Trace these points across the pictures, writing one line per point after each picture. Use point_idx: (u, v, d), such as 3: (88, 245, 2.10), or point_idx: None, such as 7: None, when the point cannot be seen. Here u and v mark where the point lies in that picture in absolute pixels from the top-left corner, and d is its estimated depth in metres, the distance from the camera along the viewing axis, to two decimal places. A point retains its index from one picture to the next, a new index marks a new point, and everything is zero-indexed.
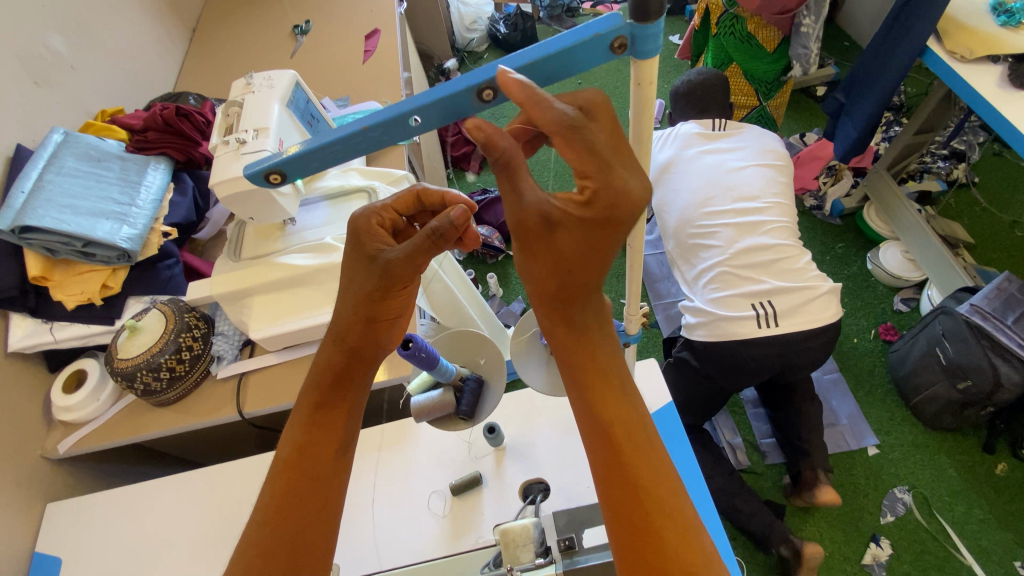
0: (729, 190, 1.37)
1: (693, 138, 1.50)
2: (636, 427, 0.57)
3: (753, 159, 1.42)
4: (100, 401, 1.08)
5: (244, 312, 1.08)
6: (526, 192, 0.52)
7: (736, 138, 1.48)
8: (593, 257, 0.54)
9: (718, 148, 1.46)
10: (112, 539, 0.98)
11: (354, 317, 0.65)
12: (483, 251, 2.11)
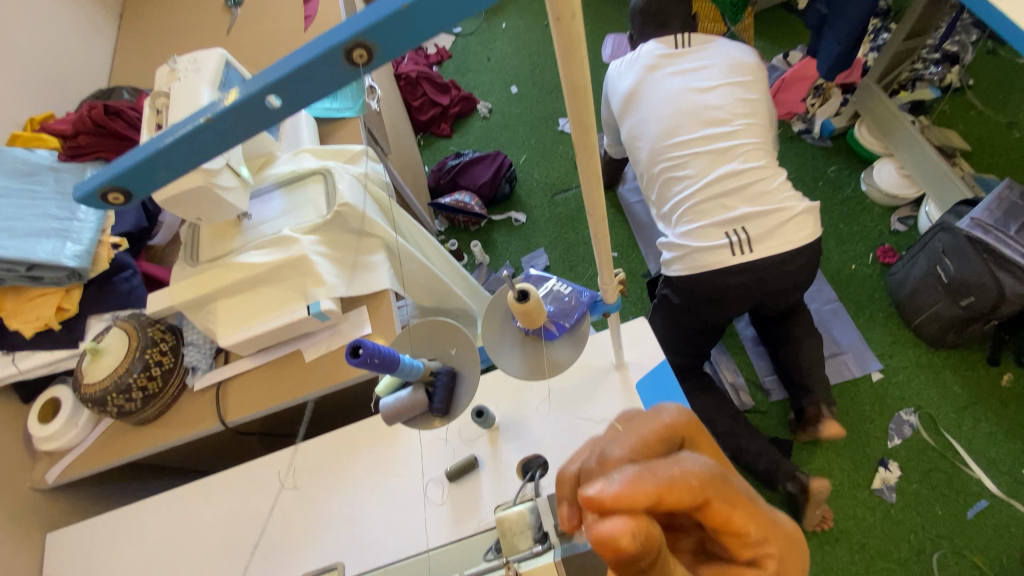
0: (698, 117, 1.28)
1: (656, 62, 1.37)
2: None
3: (722, 79, 1.32)
4: (79, 426, 1.04)
5: (211, 318, 1.03)
6: None
7: (702, 54, 1.36)
8: None
9: (684, 70, 1.34)
10: (115, 564, 0.97)
11: None
12: (463, 219, 2.03)
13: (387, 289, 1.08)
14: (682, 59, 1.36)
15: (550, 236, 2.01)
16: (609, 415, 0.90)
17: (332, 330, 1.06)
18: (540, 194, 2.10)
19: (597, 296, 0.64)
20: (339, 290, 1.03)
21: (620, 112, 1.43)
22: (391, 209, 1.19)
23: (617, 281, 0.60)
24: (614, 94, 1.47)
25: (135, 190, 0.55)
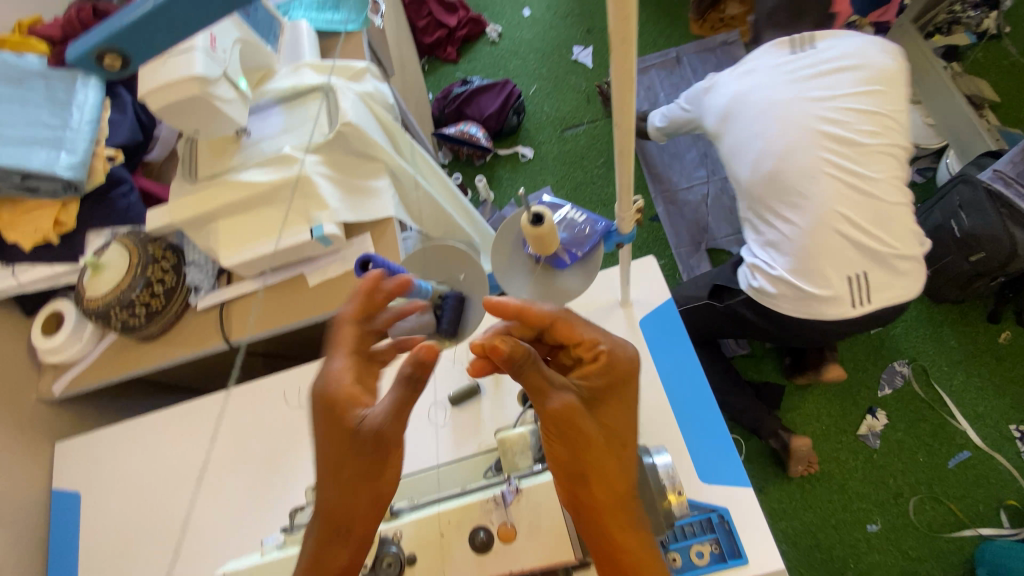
0: (819, 121, 1.09)
1: (763, 69, 1.21)
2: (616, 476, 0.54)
3: (847, 74, 1.13)
4: (84, 340, 1.05)
5: (212, 238, 1.01)
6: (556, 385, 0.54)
7: (831, 50, 1.14)
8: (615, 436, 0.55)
9: (804, 74, 1.15)
10: (125, 470, 1.01)
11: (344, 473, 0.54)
12: (469, 152, 1.97)
13: (391, 217, 1.05)
14: (801, 62, 1.17)
15: (558, 173, 1.94)
16: None
17: (336, 256, 1.04)
18: (549, 129, 2.02)
19: (611, 226, 0.61)
20: (342, 215, 1.01)
21: (715, 130, 1.31)
22: (396, 134, 1.14)
23: (635, 211, 0.57)
24: (706, 107, 1.35)
25: (132, 56, 0.53)
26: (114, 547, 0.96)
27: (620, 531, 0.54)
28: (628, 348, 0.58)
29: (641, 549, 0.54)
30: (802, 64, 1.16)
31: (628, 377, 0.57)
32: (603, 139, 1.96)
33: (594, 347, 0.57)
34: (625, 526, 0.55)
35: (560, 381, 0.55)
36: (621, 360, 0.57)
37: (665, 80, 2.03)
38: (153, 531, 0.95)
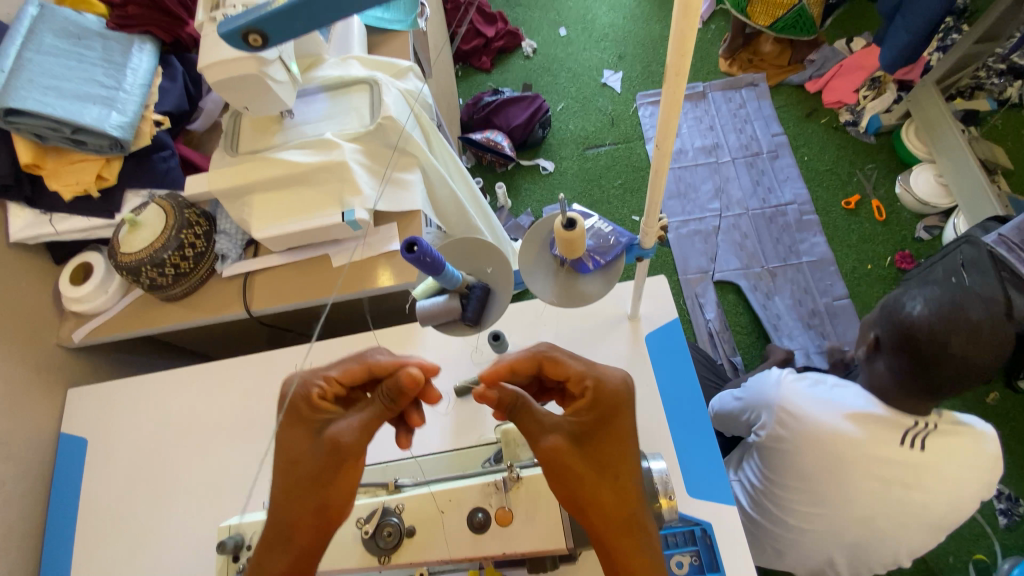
0: (883, 486, 0.96)
1: (866, 428, 0.97)
2: (621, 497, 0.58)
3: (961, 486, 0.96)
4: (109, 294, 1.09)
5: (246, 210, 1.05)
6: (545, 419, 0.61)
7: (947, 451, 0.96)
8: (615, 459, 0.59)
9: (915, 464, 0.95)
10: (132, 425, 1.04)
11: (303, 505, 0.60)
12: (491, 159, 2.02)
13: (418, 211, 1.10)
14: (914, 450, 0.95)
15: (576, 190, 1.99)
16: (615, 360, 0.94)
17: (362, 241, 1.08)
18: (571, 147, 2.07)
19: (634, 239, 0.65)
20: (373, 203, 1.05)
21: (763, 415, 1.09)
22: (431, 132, 1.19)
23: (659, 228, 0.61)
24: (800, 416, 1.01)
25: None
26: (114, 496, 0.98)
27: (631, 557, 0.56)
28: (617, 379, 0.64)
29: (650, 574, 0.55)
30: (914, 461, 0.95)
31: (618, 407, 0.61)
32: (622, 162, 2.01)
33: (582, 382, 0.63)
34: (632, 553, 0.56)
35: (553, 417, 0.62)
36: (608, 391, 0.62)
37: (688, 112, 2.08)
38: (153, 485, 0.98)
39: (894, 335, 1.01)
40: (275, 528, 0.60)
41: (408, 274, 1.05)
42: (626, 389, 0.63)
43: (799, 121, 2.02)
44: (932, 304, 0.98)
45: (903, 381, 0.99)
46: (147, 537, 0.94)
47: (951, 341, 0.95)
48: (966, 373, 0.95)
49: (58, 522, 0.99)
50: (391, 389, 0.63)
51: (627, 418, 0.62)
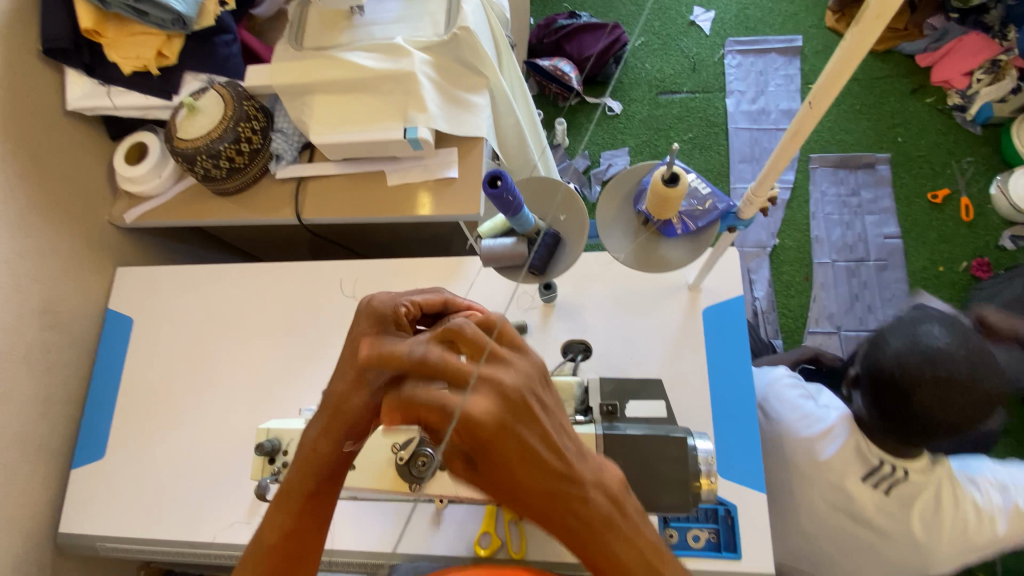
0: (840, 513, 0.95)
1: (837, 454, 0.96)
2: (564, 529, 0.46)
3: (924, 537, 0.92)
4: (162, 178, 1.08)
5: (305, 111, 1.00)
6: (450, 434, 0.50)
7: (911, 498, 0.93)
8: (529, 498, 0.45)
9: (874, 507, 0.93)
10: (178, 311, 1.06)
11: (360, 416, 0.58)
12: (556, 90, 1.88)
13: (482, 139, 1.03)
14: (875, 492, 0.93)
15: (640, 138, 1.86)
16: (667, 329, 0.90)
17: (419, 162, 1.03)
18: (643, 89, 1.92)
19: (732, 206, 0.59)
20: (438, 123, 0.98)
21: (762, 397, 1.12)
22: (505, 51, 1.09)
23: (766, 198, 0.55)
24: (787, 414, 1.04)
25: None
26: (156, 376, 1.02)
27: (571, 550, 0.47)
28: (482, 402, 0.42)
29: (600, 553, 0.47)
30: (876, 505, 0.93)
31: (495, 435, 0.42)
32: (696, 115, 1.86)
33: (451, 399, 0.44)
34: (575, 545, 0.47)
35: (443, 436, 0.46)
36: (467, 426, 0.42)
37: (780, 68, 1.88)
38: (193, 372, 1.01)
39: (867, 378, 0.93)
40: (328, 431, 0.58)
41: (462, 204, 1.00)
42: (514, 393, 0.44)
43: (900, 97, 1.81)
44: (909, 341, 0.89)
45: (880, 424, 0.92)
46: (184, 418, 0.98)
47: (918, 394, 0.86)
48: (940, 425, 0.87)
49: (104, 390, 1.04)
50: (462, 326, 0.61)
51: (508, 443, 0.43)
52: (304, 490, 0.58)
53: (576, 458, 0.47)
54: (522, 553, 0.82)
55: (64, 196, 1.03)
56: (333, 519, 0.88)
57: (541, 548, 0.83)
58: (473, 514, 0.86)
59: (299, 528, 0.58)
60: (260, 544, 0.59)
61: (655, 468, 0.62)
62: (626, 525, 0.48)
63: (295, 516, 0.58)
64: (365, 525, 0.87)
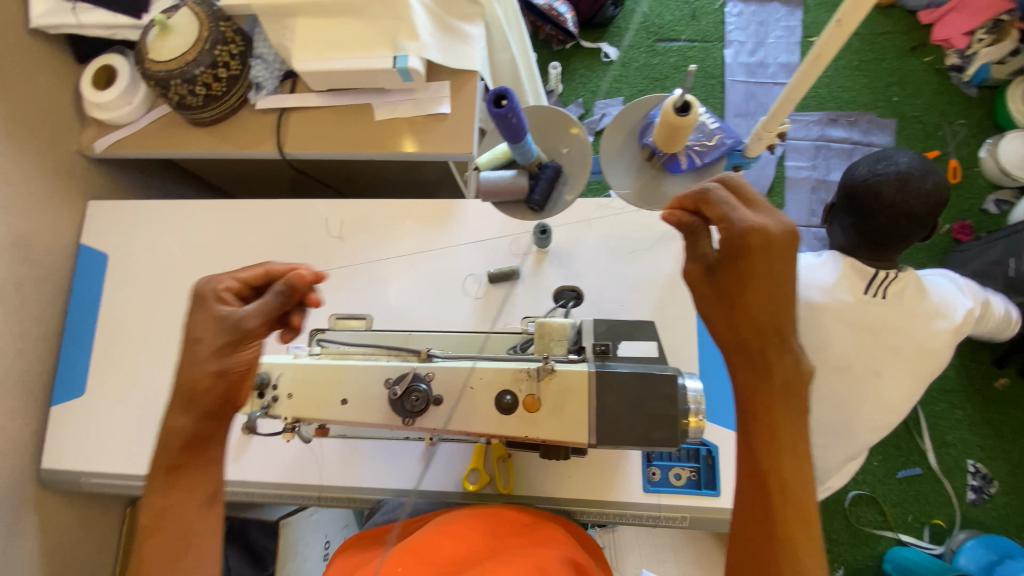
0: (857, 329, 1.02)
1: (840, 278, 1.03)
2: (780, 394, 0.54)
3: (922, 329, 1.02)
4: (133, 106, 1.00)
5: (288, 35, 0.94)
6: (699, 249, 0.59)
7: (908, 291, 1.02)
8: (770, 336, 0.54)
9: (879, 311, 1.01)
10: (155, 248, 1.02)
11: (199, 390, 0.61)
12: (551, 32, 1.80)
13: (476, 72, 0.98)
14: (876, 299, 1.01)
15: (635, 87, 1.81)
16: (660, 275, 0.90)
17: (409, 97, 0.98)
18: (640, 35, 1.84)
19: (737, 143, 0.62)
20: (430, 53, 0.93)
21: None
22: None
23: (774, 135, 0.57)
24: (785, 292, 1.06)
25: None
26: (137, 314, 0.99)
27: (746, 380, 0.55)
28: (770, 223, 0.55)
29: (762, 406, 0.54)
30: (883, 305, 1.01)
31: (743, 247, 0.55)
32: (693, 65, 1.81)
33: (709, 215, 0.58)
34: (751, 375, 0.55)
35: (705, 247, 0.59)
36: (745, 235, 0.55)
37: (781, 18, 1.82)
38: (175, 310, 0.98)
39: (845, 196, 1.08)
40: (177, 407, 0.62)
41: (455, 143, 0.96)
42: (762, 232, 0.55)
43: (899, 55, 1.76)
44: (870, 164, 1.05)
45: (859, 236, 1.06)
46: (167, 357, 0.96)
47: (883, 194, 1.01)
48: (904, 221, 1.01)
49: (80, 329, 1.01)
50: (284, 286, 0.62)
51: (759, 260, 0.55)
52: (166, 464, 0.61)
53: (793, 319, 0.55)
54: (511, 488, 0.84)
55: (27, 121, 0.96)
56: (323, 456, 0.89)
57: (529, 485, 0.85)
58: (463, 451, 0.87)
59: (172, 503, 0.60)
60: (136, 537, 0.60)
61: (645, 404, 0.63)
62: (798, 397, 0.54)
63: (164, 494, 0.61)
64: (355, 462, 0.88)
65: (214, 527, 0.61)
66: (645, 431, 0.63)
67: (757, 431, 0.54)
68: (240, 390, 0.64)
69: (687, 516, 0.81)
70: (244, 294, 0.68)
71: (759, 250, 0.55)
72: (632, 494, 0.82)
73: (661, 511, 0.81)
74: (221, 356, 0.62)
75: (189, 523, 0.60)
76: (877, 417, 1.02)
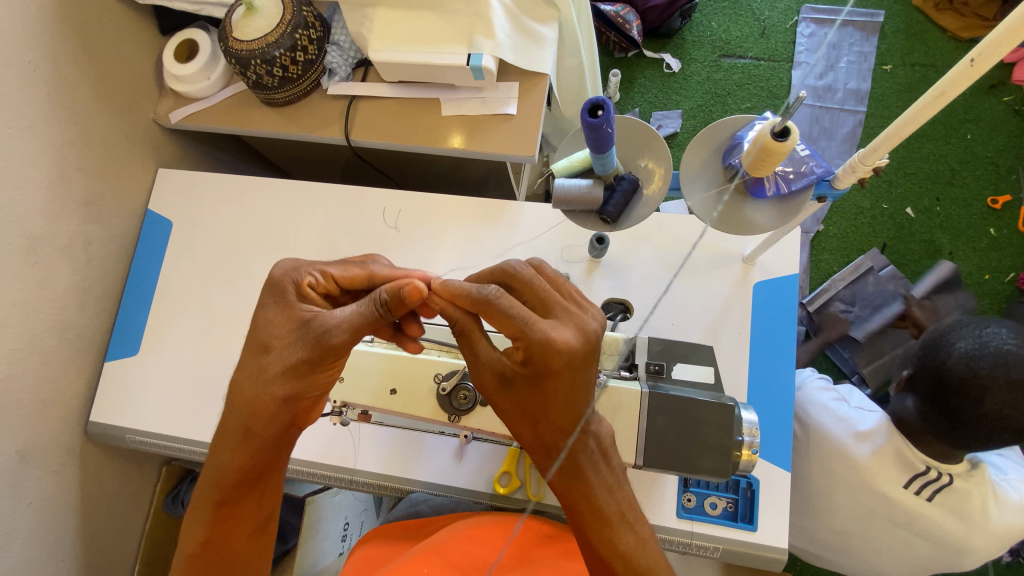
0: (876, 514, 1.02)
1: (878, 457, 1.02)
2: (580, 493, 0.56)
3: (966, 537, 1.00)
4: (211, 81, 1.04)
5: (365, 24, 0.95)
6: (482, 352, 0.59)
7: (956, 504, 1.00)
8: (552, 424, 0.56)
9: (916, 509, 1.00)
10: (216, 220, 1.05)
11: (266, 415, 0.59)
12: (614, 39, 1.77)
13: (545, 75, 0.97)
14: (917, 497, 0.99)
15: (694, 101, 1.77)
16: (714, 299, 0.88)
17: (477, 95, 0.98)
18: (705, 49, 1.80)
19: (829, 173, 0.59)
20: (504, 53, 0.93)
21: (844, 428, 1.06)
22: None
23: (869, 170, 0.53)
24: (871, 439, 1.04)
25: None
26: (194, 282, 1.02)
27: (562, 479, 0.56)
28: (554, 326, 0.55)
29: (580, 493, 0.56)
30: (919, 510, 0.99)
31: (549, 369, 0.54)
32: (758, 84, 1.77)
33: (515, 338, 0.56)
34: (566, 474, 0.56)
35: (491, 352, 0.59)
36: (537, 340, 0.54)
37: (855, 43, 1.75)
38: (230, 282, 1.01)
39: (930, 378, 1.00)
40: (227, 438, 0.60)
41: (517, 145, 0.96)
42: (568, 349, 0.54)
43: (975, 91, 1.66)
44: (972, 343, 0.96)
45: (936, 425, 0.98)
46: (218, 327, 0.99)
47: (986, 397, 0.93)
48: (1002, 431, 0.93)
49: (140, 290, 1.05)
50: (390, 296, 0.58)
51: (563, 379, 0.55)
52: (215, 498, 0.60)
53: (585, 411, 0.57)
54: (540, 496, 0.83)
55: (112, 87, 1.01)
56: (357, 441, 0.90)
57: (561, 495, 0.84)
58: (494, 454, 0.87)
59: (216, 535, 0.61)
60: (179, 562, 0.62)
61: (696, 432, 0.63)
62: (602, 477, 0.57)
63: (211, 524, 0.61)
64: (387, 451, 0.89)
65: (258, 556, 0.63)
66: (695, 458, 0.63)
67: (577, 515, 0.56)
68: (302, 418, 0.62)
69: (719, 547, 0.78)
70: (334, 290, 0.65)
71: (533, 354, 0.55)
72: (665, 518, 0.79)
73: (692, 539, 0.79)
74: (296, 378, 0.59)
75: (234, 552, 0.61)
76: (866, 562, 1.07)
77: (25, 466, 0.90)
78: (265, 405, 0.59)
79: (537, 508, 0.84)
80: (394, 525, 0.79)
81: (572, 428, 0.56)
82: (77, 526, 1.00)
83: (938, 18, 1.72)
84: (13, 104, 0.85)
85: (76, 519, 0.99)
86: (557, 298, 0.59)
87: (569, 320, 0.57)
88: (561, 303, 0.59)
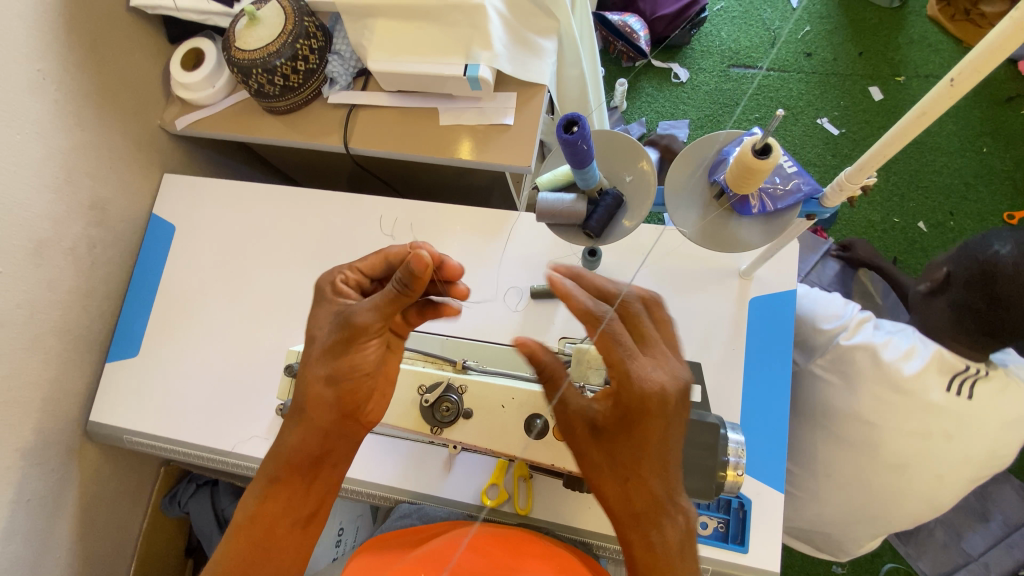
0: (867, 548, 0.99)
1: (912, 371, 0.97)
2: (657, 563, 0.55)
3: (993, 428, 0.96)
4: (215, 89, 1.06)
5: (366, 34, 0.96)
6: (573, 399, 0.63)
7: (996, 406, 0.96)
8: (632, 479, 0.57)
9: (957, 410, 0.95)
10: (218, 225, 1.07)
11: (319, 390, 0.63)
12: (622, 49, 1.76)
13: (544, 86, 0.98)
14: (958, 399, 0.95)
15: (702, 111, 1.75)
16: (709, 312, 0.86)
17: (474, 105, 0.99)
18: (714, 59, 1.78)
19: (817, 191, 0.58)
20: (501, 63, 0.93)
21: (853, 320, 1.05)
22: None
23: (857, 189, 0.53)
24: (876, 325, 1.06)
25: None
26: (195, 286, 1.04)
27: (644, 547, 0.56)
28: (655, 376, 0.58)
29: (658, 567, 0.55)
30: None
31: (644, 409, 0.57)
32: (767, 94, 1.74)
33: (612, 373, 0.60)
34: (645, 541, 0.56)
35: (583, 401, 0.63)
36: (635, 389, 0.57)
37: (867, 54, 1.73)
38: (229, 287, 1.03)
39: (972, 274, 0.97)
40: (309, 421, 0.64)
41: (513, 155, 0.96)
42: (659, 392, 0.57)
43: (991, 104, 1.62)
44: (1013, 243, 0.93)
45: (958, 324, 0.99)
46: (215, 330, 1.01)
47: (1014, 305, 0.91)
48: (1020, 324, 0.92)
49: (141, 294, 1.06)
50: (403, 273, 0.59)
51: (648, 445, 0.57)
52: (266, 480, 0.63)
53: (676, 479, 0.58)
54: (528, 509, 0.82)
55: (120, 95, 1.03)
56: None
57: (549, 508, 0.83)
58: (484, 465, 0.86)
59: (265, 513, 0.62)
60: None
61: (680, 451, 0.63)
62: (686, 556, 0.56)
63: (263, 499, 0.62)
64: (378, 458, 0.88)
65: (302, 550, 0.62)
66: (677, 476, 0.63)
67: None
68: (353, 401, 0.64)
69: (709, 567, 0.76)
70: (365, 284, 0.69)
71: (629, 400, 0.57)
72: None
73: None
74: (333, 357, 0.63)
75: (275, 549, 0.61)
76: None
77: (24, 463, 0.92)
78: (325, 393, 0.63)
79: (526, 521, 0.83)
80: (377, 539, 0.77)
81: (662, 490, 0.57)
82: (73, 524, 1.01)
83: (954, 29, 1.69)
84: (21, 110, 0.87)
85: (72, 516, 1.01)
86: (652, 339, 0.62)
87: (660, 364, 0.59)
88: (659, 346, 0.61)
